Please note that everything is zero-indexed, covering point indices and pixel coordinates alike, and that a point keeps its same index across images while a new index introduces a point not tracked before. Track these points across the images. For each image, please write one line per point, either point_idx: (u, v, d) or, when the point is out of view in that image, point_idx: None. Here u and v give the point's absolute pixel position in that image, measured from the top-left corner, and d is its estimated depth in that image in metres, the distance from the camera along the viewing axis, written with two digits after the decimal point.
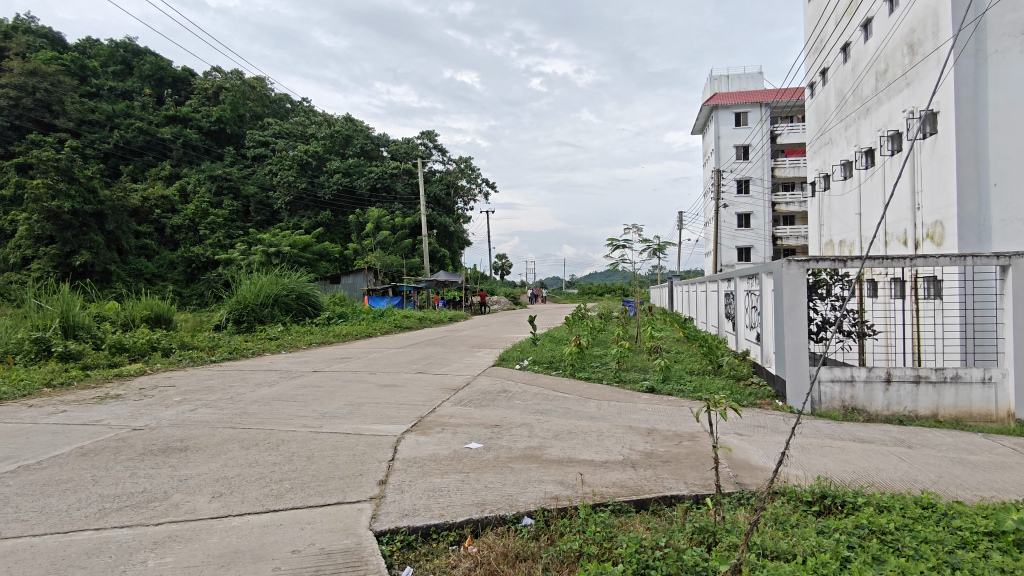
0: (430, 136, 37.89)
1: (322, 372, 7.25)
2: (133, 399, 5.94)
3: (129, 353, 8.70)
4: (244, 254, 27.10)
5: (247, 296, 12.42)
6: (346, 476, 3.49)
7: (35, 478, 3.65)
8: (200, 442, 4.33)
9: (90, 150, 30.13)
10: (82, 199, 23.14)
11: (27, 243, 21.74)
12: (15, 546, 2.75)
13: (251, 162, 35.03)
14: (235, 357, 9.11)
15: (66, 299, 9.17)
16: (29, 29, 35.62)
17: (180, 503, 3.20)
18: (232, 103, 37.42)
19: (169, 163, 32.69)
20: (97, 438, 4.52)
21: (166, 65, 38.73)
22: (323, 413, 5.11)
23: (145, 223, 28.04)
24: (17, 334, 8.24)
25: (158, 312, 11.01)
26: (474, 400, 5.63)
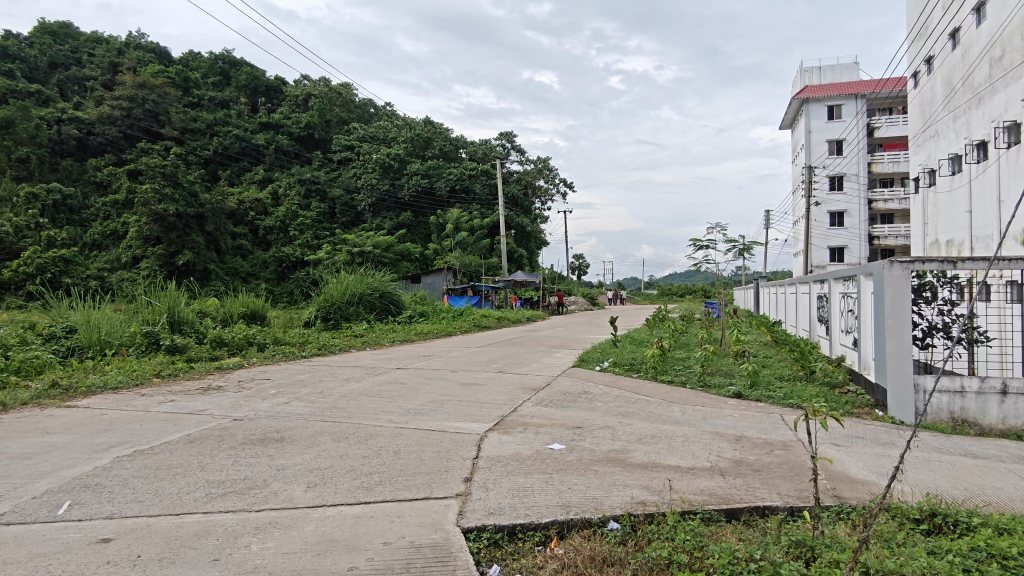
0: (509, 137, 38.02)
1: (407, 369, 7.45)
2: (233, 391, 6.31)
3: (228, 347, 9.26)
4: (330, 254, 28.25)
5: (335, 295, 12.96)
6: (432, 472, 3.57)
7: (150, 462, 3.94)
8: (294, 434, 4.54)
9: (193, 156, 32.34)
10: (186, 202, 24.84)
11: (138, 244, 23.74)
12: (135, 524, 2.99)
13: (337, 166, 36.37)
14: (323, 353, 9.50)
15: (173, 296, 9.84)
16: (140, 46, 38.61)
17: (278, 491, 3.37)
18: (320, 108, 38.95)
19: (262, 168, 34.40)
20: (202, 427, 4.82)
21: (261, 75, 40.95)
22: (408, 409, 5.24)
23: (241, 225, 30.16)
24: (131, 327, 8.95)
25: (254, 309, 11.67)
26: (554, 401, 5.62)
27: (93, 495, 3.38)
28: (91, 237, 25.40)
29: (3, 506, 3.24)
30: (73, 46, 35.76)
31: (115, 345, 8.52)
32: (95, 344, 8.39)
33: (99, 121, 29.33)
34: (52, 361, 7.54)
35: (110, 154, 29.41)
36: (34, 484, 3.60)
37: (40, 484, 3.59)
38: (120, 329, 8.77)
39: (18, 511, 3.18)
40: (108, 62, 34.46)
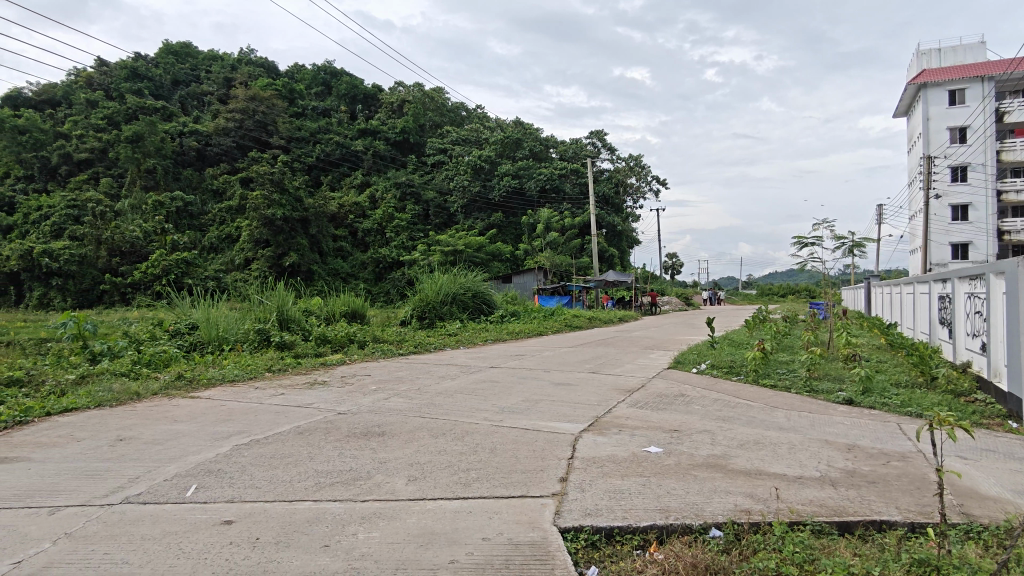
0: (600, 135, 37.69)
1: (500, 368, 7.54)
2: (337, 386, 6.62)
3: (332, 344, 9.72)
4: (425, 255, 29.11)
5: (430, 295, 13.31)
6: (528, 470, 3.60)
7: (265, 451, 4.21)
8: (395, 429, 4.71)
9: (298, 163, 34.26)
10: (292, 207, 26.34)
11: (250, 247, 25.50)
12: (253, 509, 3.20)
13: (431, 168, 37.29)
14: (419, 351, 9.79)
15: (281, 296, 10.45)
16: (250, 61, 41.38)
17: (381, 483, 3.50)
18: (414, 113, 40.12)
19: (360, 173, 35.70)
20: (311, 419, 5.10)
21: (359, 84, 42.82)
22: (503, 408, 5.31)
23: (342, 228, 31.76)
24: (245, 325, 9.58)
25: (354, 308, 12.21)
26: (650, 403, 5.51)
27: (216, 480, 3.66)
28: (209, 240, 27.41)
29: (139, 487, 3.56)
30: (192, 64, 38.87)
31: (231, 341, 9.15)
32: (214, 340, 9.05)
33: (215, 133, 32.16)
34: (177, 355, 8.22)
35: (224, 163, 32.25)
36: (165, 467, 3.93)
37: (171, 468, 3.92)
38: (235, 327, 9.40)
39: (153, 492, 3.49)
40: (223, 78, 37.21)
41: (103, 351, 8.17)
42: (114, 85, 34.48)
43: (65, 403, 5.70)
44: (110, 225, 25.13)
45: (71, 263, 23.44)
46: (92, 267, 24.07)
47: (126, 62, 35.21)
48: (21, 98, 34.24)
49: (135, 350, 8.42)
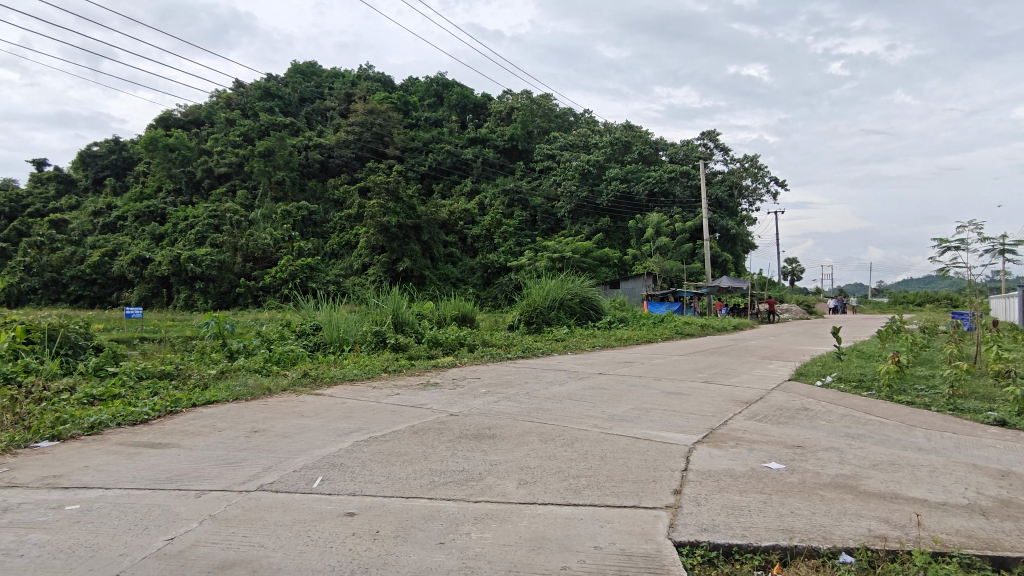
0: (713, 136, 36.43)
1: (609, 375, 7.45)
2: (448, 388, 6.82)
3: (443, 347, 10.04)
4: (532, 261, 29.46)
5: (537, 299, 13.44)
6: (640, 481, 3.52)
7: (383, 448, 4.42)
8: (505, 432, 4.78)
9: (411, 172, 35.82)
10: (406, 214, 27.46)
11: (367, 253, 26.92)
12: (373, 503, 3.36)
13: (538, 174, 37.62)
14: (528, 355, 9.91)
15: (397, 299, 10.94)
16: (369, 76, 43.78)
17: (493, 486, 3.56)
18: (523, 120, 40.70)
19: (470, 180, 36.62)
20: (424, 419, 5.29)
21: (469, 94, 44.12)
22: (612, 415, 5.25)
23: (452, 234, 32.77)
24: (364, 327, 10.11)
25: (465, 312, 12.54)
26: (770, 417, 5.23)
27: (339, 473, 3.88)
28: (331, 247, 29.13)
29: (271, 476, 3.84)
30: (317, 82, 41.76)
31: (351, 342, 9.67)
32: (335, 341, 9.62)
33: (337, 146, 34.23)
34: (303, 354, 8.82)
35: (345, 174, 34.21)
36: (293, 459, 4.20)
37: (298, 459, 4.20)
38: (355, 329, 9.93)
39: (284, 481, 3.76)
40: (344, 94, 39.64)
41: (239, 349, 8.93)
42: (250, 104, 37.65)
43: (208, 396, 6.25)
44: (246, 234, 27.42)
45: (212, 268, 25.83)
46: (229, 272, 26.44)
47: (261, 82, 38.38)
48: (172, 120, 38.14)
49: (267, 348, 9.12)
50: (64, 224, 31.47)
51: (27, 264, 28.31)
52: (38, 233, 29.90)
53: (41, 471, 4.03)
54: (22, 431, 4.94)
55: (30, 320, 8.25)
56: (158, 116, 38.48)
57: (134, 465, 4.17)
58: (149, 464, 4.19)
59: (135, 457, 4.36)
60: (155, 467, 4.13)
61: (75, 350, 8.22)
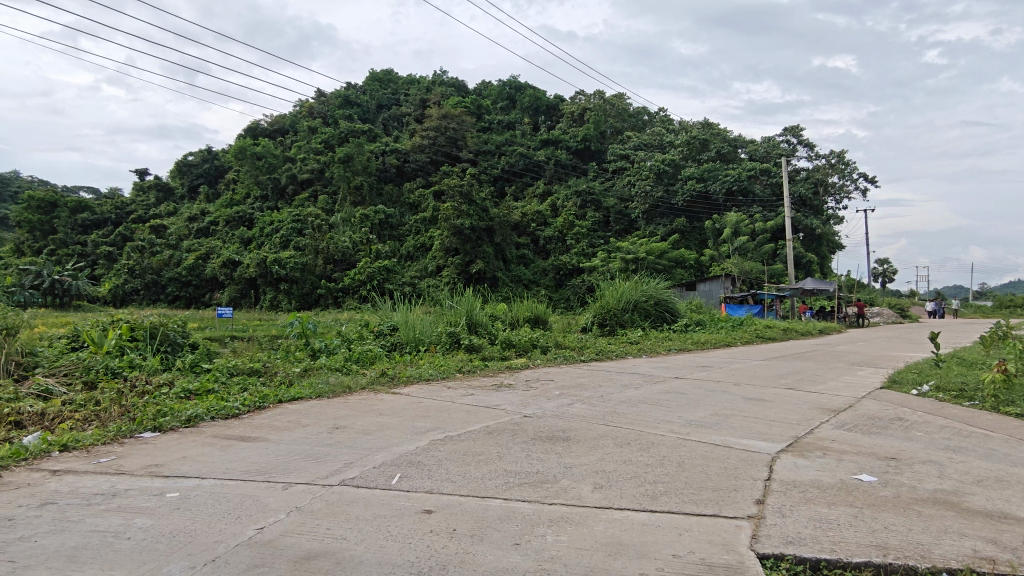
0: (796, 131, 34.98)
1: (686, 379, 7.27)
2: (522, 389, 6.84)
3: (516, 348, 10.10)
4: (605, 262, 29.19)
5: (610, 301, 13.32)
6: (720, 489, 3.42)
7: (458, 447, 4.48)
8: (579, 434, 4.75)
9: (484, 175, 36.30)
10: (479, 216, 27.82)
11: (441, 255, 27.41)
12: (449, 501, 3.41)
13: (612, 175, 37.20)
14: (602, 358, 9.82)
15: (470, 301, 11.10)
16: (443, 82, 44.77)
17: (567, 488, 3.55)
18: (596, 120, 40.40)
19: (542, 182, 36.65)
20: (498, 420, 5.32)
21: (542, 95, 44.22)
22: (690, 421, 5.13)
23: (524, 236, 32.92)
24: (439, 327, 10.32)
25: (537, 314, 12.57)
26: (860, 426, 4.96)
27: (417, 471, 3.97)
28: (406, 249, 29.85)
29: (353, 472, 3.97)
30: (394, 89, 43.03)
31: (426, 342, 9.86)
32: (411, 341, 9.85)
33: (413, 150, 35.22)
34: (381, 354, 9.09)
35: (420, 178, 34.94)
36: (372, 455, 4.33)
37: (378, 456, 4.32)
38: (430, 329, 10.12)
39: (364, 476, 3.87)
40: (419, 99, 40.63)
41: (321, 348, 9.29)
42: (331, 112, 39.16)
43: (293, 392, 6.53)
44: (326, 237, 28.50)
45: (295, 270, 27.01)
46: (311, 273, 27.57)
47: (341, 91, 39.89)
48: (259, 129, 40.13)
49: (346, 347, 9.44)
50: (163, 229, 33.64)
51: (130, 267, 30.43)
52: (141, 238, 32.12)
53: (145, 460, 4.34)
54: (127, 422, 5.32)
55: (134, 319, 8.89)
56: (247, 126, 40.57)
57: (226, 456, 4.41)
58: (240, 456, 4.43)
59: (228, 449, 4.62)
60: (245, 459, 4.35)
61: (173, 347, 8.80)
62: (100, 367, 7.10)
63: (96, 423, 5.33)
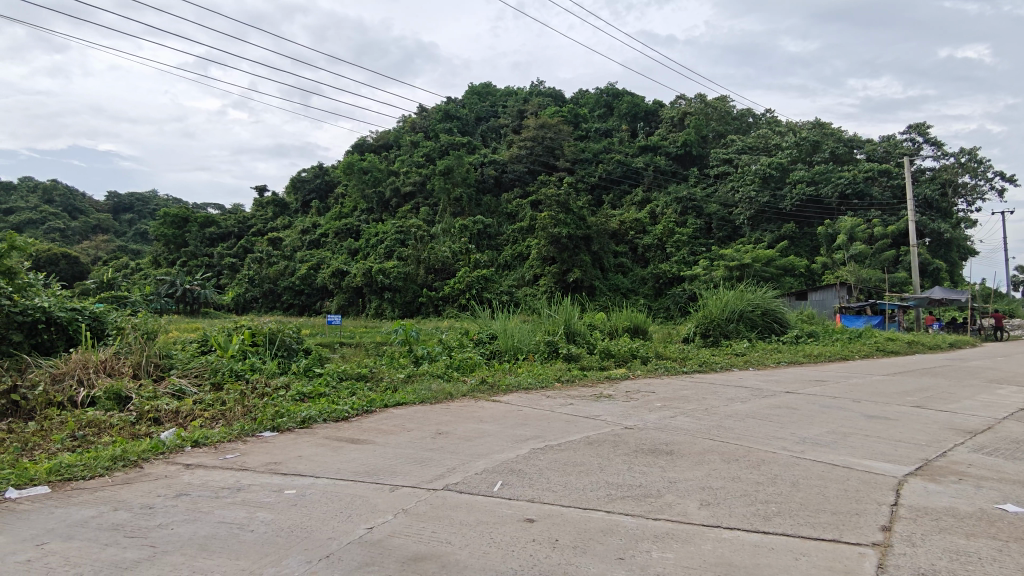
0: (920, 128, 32.46)
1: (798, 394, 6.86)
2: (622, 400, 6.73)
3: (615, 358, 9.96)
4: (708, 270, 28.24)
5: (713, 311, 12.88)
6: (840, 513, 3.21)
7: (558, 456, 4.47)
8: (684, 448, 4.60)
9: (581, 183, 36.31)
10: (576, 225, 27.76)
11: (539, 264, 27.61)
12: (551, 511, 3.40)
13: (714, 180, 35.97)
14: (705, 370, 9.47)
15: (568, 310, 11.08)
16: (540, 92, 45.33)
17: (673, 504, 3.45)
18: (697, 125, 39.32)
19: (641, 189, 35.94)
20: (599, 431, 5.26)
21: (640, 102, 43.67)
22: (804, 438, 4.85)
23: (622, 244, 32.57)
24: (537, 336, 10.38)
25: (637, 323, 12.34)
26: (1003, 450, 4.49)
27: (517, 478, 3.99)
28: (504, 258, 30.30)
29: (456, 477, 4.06)
30: (492, 103, 44.01)
31: (524, 351, 9.95)
32: (510, 349, 9.97)
33: (511, 161, 35.75)
34: (480, 361, 9.26)
35: (518, 188, 35.30)
36: (474, 462, 4.41)
37: (479, 462, 4.39)
38: (528, 338, 10.21)
39: (467, 482, 3.94)
40: (517, 111, 41.32)
41: (424, 354, 9.58)
42: (432, 127, 40.54)
43: (398, 397, 6.78)
44: (427, 247, 29.56)
45: (398, 280, 28.04)
46: (413, 282, 28.57)
47: (442, 106, 41.34)
48: (366, 145, 42.21)
49: (448, 354, 9.71)
50: (279, 241, 35.98)
51: (251, 277, 32.69)
52: (260, 250, 34.51)
53: (266, 458, 4.64)
54: (251, 421, 5.72)
55: (255, 326, 9.57)
56: (354, 142, 42.77)
57: (337, 458, 4.63)
58: (352, 457, 4.64)
59: (339, 450, 4.85)
60: (355, 460, 4.55)
61: (289, 352, 9.36)
62: (226, 370, 7.69)
63: (223, 422, 5.76)
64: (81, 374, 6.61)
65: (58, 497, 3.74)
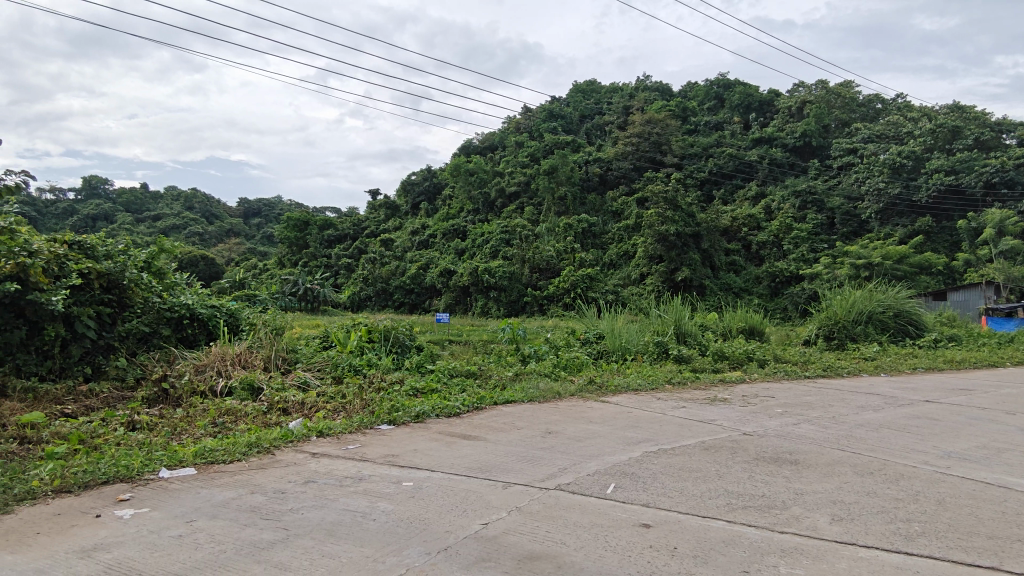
0: None
1: (939, 404, 6.27)
2: (739, 405, 6.44)
3: (730, 360, 9.57)
4: (830, 268, 26.47)
5: (839, 312, 12.08)
6: (997, 537, 2.89)
7: (672, 461, 4.34)
8: (810, 458, 4.33)
9: (691, 179, 35.21)
10: (685, 222, 27.04)
11: (645, 262, 27.07)
12: (668, 517, 3.31)
13: (837, 172, 33.64)
14: (830, 375, 8.87)
15: (679, 310, 10.76)
16: (647, 87, 44.53)
17: (800, 517, 3.25)
18: (817, 114, 36.94)
19: (755, 183, 34.28)
20: (715, 436, 5.06)
21: (754, 92, 41.77)
22: (950, 452, 4.41)
23: (735, 241, 31.25)
24: (646, 336, 10.17)
25: (752, 325, 11.80)
26: None
27: (631, 482, 3.92)
28: (610, 257, 29.86)
29: (569, 478, 4.04)
30: (597, 100, 43.80)
31: (633, 351, 9.78)
32: (618, 349, 9.83)
33: (616, 158, 35.27)
34: (588, 361, 9.19)
35: (623, 185, 34.72)
36: (585, 463, 4.38)
37: (590, 464, 4.34)
38: (636, 338, 10.03)
39: (580, 483, 3.92)
40: (623, 107, 40.80)
41: (531, 353, 9.62)
42: (537, 127, 40.84)
43: (507, 395, 6.86)
44: (532, 247, 29.90)
45: (504, 279, 28.47)
46: (518, 282, 28.88)
47: (546, 105, 41.55)
48: (472, 147, 43.22)
49: (554, 353, 9.72)
50: (391, 242, 37.56)
51: (365, 276, 34.31)
52: (374, 251, 36.21)
53: (384, 450, 4.83)
54: (369, 414, 5.98)
55: (371, 323, 10.05)
56: (461, 145, 43.92)
57: (451, 453, 4.76)
58: (465, 453, 4.75)
59: (452, 445, 4.97)
60: (467, 456, 4.65)
61: (402, 349, 9.73)
62: (345, 365, 8.11)
63: (343, 414, 6.08)
64: (219, 366, 7.17)
65: (204, 479, 4.09)
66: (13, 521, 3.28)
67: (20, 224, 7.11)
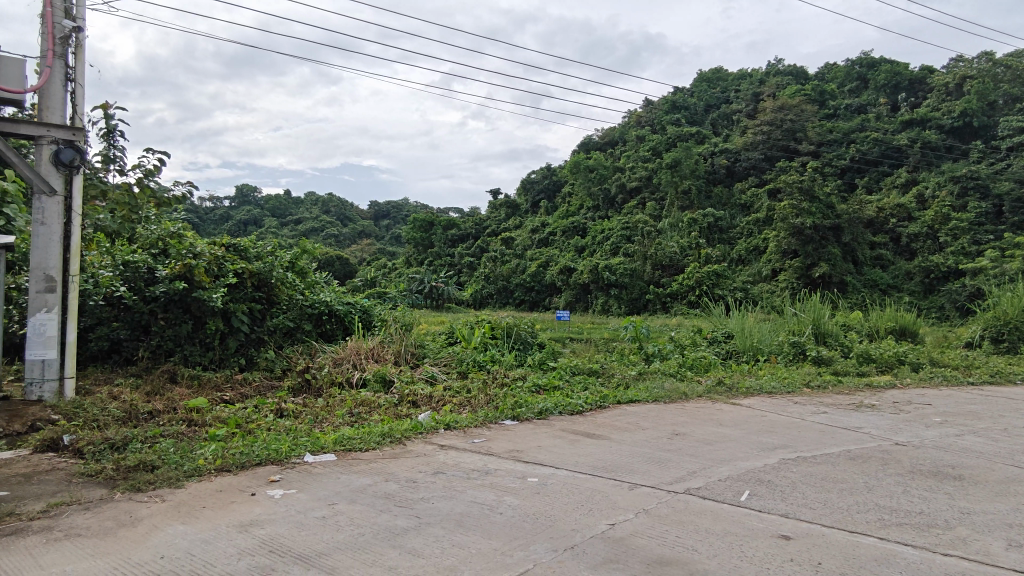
0: None
1: None
2: (890, 412, 5.89)
3: (877, 364, 8.79)
4: (998, 262, 23.59)
5: (1010, 311, 10.69)
6: None
7: (813, 470, 4.05)
8: (979, 475, 3.86)
9: (829, 168, 32.81)
10: (823, 214, 25.27)
11: (777, 257, 25.59)
12: (810, 530, 3.09)
13: (1006, 153, 29.92)
14: (999, 382, 7.89)
15: (818, 308, 10.05)
16: (779, 71, 42.07)
17: (968, 539, 2.91)
18: (980, 90, 33.07)
19: (905, 169, 31.25)
20: (862, 445, 4.66)
21: (903, 69, 38.20)
22: None
23: (881, 234, 28.74)
24: (780, 336, 9.59)
25: (903, 325, 10.83)
26: None
27: (767, 490, 3.69)
28: (738, 253, 28.44)
29: (699, 482, 3.88)
30: (724, 88, 42.17)
31: (765, 352, 9.26)
32: (749, 350, 9.34)
33: (744, 148, 33.61)
34: (716, 361, 8.83)
35: (753, 176, 32.88)
36: (717, 468, 4.19)
37: (722, 469, 4.15)
38: (770, 338, 9.49)
39: (711, 488, 3.75)
40: (752, 94, 38.81)
41: (654, 352, 9.38)
42: (659, 120, 39.86)
43: (631, 395, 6.73)
44: (655, 243, 29.23)
45: (625, 276, 28.05)
46: (640, 279, 28.36)
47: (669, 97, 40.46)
48: (592, 143, 42.95)
49: (680, 353, 9.42)
50: (512, 240, 38.12)
51: (487, 275, 35.10)
52: (495, 249, 36.95)
53: (509, 445, 4.90)
54: (494, 410, 6.09)
55: (494, 320, 10.25)
56: (581, 142, 43.76)
57: (576, 451, 4.73)
58: (590, 451, 4.71)
59: (576, 443, 4.95)
60: (592, 455, 4.60)
61: (524, 346, 9.84)
62: (470, 361, 8.35)
63: (469, 408, 6.25)
64: (355, 360, 7.63)
65: (344, 464, 4.36)
66: (185, 493, 3.67)
67: (185, 228, 7.94)
